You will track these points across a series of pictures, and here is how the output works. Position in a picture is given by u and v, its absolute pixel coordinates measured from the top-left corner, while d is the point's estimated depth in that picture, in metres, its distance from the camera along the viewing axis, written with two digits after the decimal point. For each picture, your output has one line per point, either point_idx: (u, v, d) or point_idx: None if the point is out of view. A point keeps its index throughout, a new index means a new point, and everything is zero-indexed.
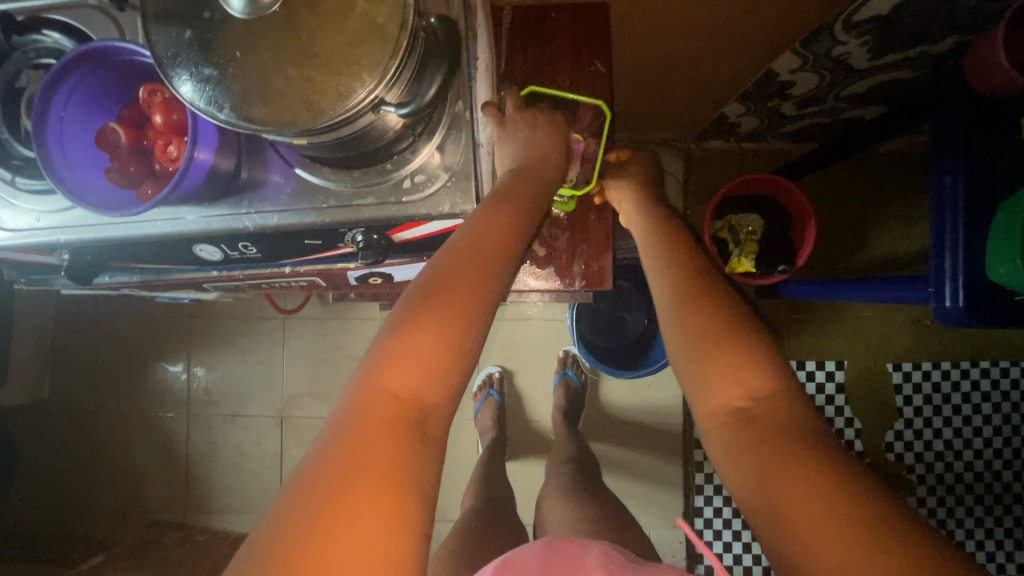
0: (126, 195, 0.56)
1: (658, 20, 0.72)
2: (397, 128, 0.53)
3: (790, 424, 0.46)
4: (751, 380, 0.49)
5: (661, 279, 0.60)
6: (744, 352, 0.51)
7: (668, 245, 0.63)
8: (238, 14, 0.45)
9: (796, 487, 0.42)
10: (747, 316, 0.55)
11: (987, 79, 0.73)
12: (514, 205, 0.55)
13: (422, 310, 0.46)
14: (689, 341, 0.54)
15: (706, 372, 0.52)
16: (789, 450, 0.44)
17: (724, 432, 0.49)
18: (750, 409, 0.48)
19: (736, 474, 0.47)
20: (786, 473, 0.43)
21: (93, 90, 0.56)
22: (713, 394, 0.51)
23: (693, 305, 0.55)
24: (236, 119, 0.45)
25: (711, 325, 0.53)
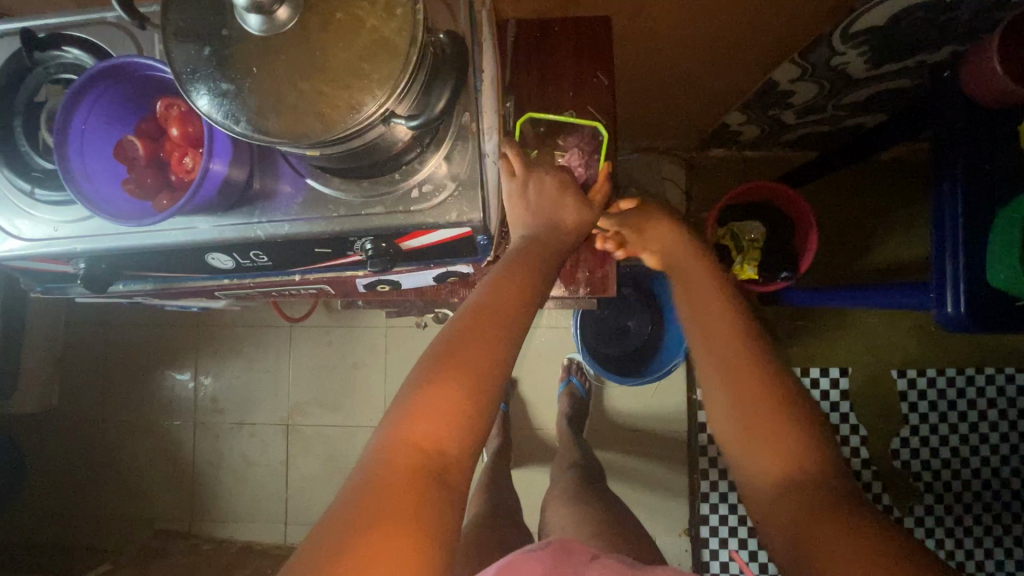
0: (142, 206, 0.58)
1: (660, 33, 0.74)
2: (405, 140, 0.55)
3: (841, 499, 0.48)
4: (799, 450, 0.50)
5: (702, 343, 0.58)
6: (792, 427, 0.51)
7: (712, 299, 0.61)
8: (255, 30, 0.47)
9: (852, 563, 0.44)
10: (788, 378, 0.54)
11: (983, 88, 0.74)
12: (536, 257, 0.57)
13: (465, 343, 0.48)
14: (731, 407, 0.54)
15: (753, 444, 0.52)
16: (844, 528, 0.46)
17: (773, 504, 0.50)
18: (802, 482, 0.49)
19: (789, 548, 0.48)
20: (849, 555, 0.44)
21: (113, 104, 0.58)
22: (760, 471, 0.52)
23: (734, 372, 0.55)
24: (252, 132, 0.47)
25: (758, 395, 0.53)
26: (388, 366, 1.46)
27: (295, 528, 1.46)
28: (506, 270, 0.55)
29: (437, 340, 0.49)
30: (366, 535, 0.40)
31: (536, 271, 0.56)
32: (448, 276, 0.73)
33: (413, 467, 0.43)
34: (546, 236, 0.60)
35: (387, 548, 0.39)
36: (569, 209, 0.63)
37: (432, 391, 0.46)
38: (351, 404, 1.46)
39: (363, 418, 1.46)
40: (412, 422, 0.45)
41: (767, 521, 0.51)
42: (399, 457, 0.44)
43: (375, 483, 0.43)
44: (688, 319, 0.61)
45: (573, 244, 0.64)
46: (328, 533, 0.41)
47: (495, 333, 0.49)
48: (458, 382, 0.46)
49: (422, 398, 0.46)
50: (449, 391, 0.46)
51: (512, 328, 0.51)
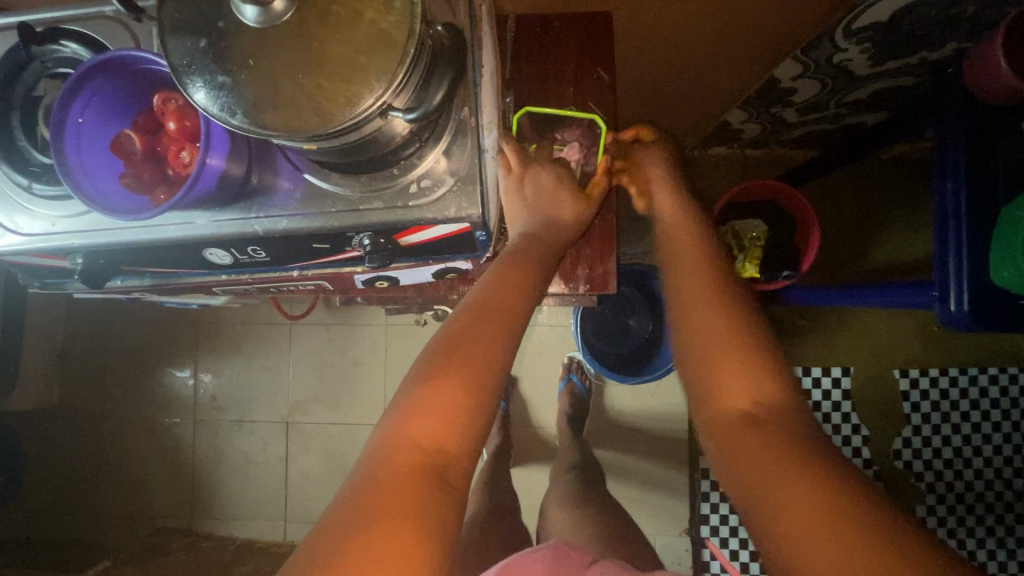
0: (139, 200, 0.57)
1: (661, 29, 0.74)
2: (403, 134, 0.54)
3: (791, 431, 0.47)
4: (757, 385, 0.50)
5: (676, 284, 0.60)
6: (756, 365, 0.51)
7: (690, 251, 0.63)
8: (252, 23, 0.46)
9: (792, 486, 0.43)
10: (758, 323, 0.55)
11: (986, 85, 0.74)
12: (536, 253, 0.57)
13: (466, 340, 0.48)
14: (696, 341, 0.55)
15: (714, 377, 0.52)
16: (786, 457, 0.45)
17: (723, 434, 0.50)
18: (755, 416, 0.49)
19: (733, 474, 0.48)
20: (790, 479, 0.43)
21: (111, 97, 0.58)
22: (718, 401, 0.51)
23: (702, 310, 0.56)
24: (248, 124, 0.46)
25: (723, 331, 0.54)
26: (388, 364, 1.46)
27: (294, 526, 1.46)
28: (506, 267, 0.54)
29: (438, 336, 0.49)
30: (366, 531, 0.40)
31: (536, 268, 0.55)
32: (447, 273, 0.73)
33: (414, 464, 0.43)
34: (547, 232, 0.60)
35: (388, 543, 0.39)
36: (567, 205, 0.63)
37: (433, 389, 0.45)
38: (350, 402, 1.46)
39: (363, 416, 1.46)
40: (413, 417, 0.45)
41: (716, 453, 0.50)
42: (400, 453, 0.43)
43: (375, 479, 0.42)
44: (667, 267, 0.63)
45: (573, 240, 0.63)
46: (328, 529, 0.40)
47: (495, 330, 0.49)
48: (460, 380, 0.46)
49: (422, 393, 0.45)
50: (450, 388, 0.45)
51: (511, 324, 0.50)
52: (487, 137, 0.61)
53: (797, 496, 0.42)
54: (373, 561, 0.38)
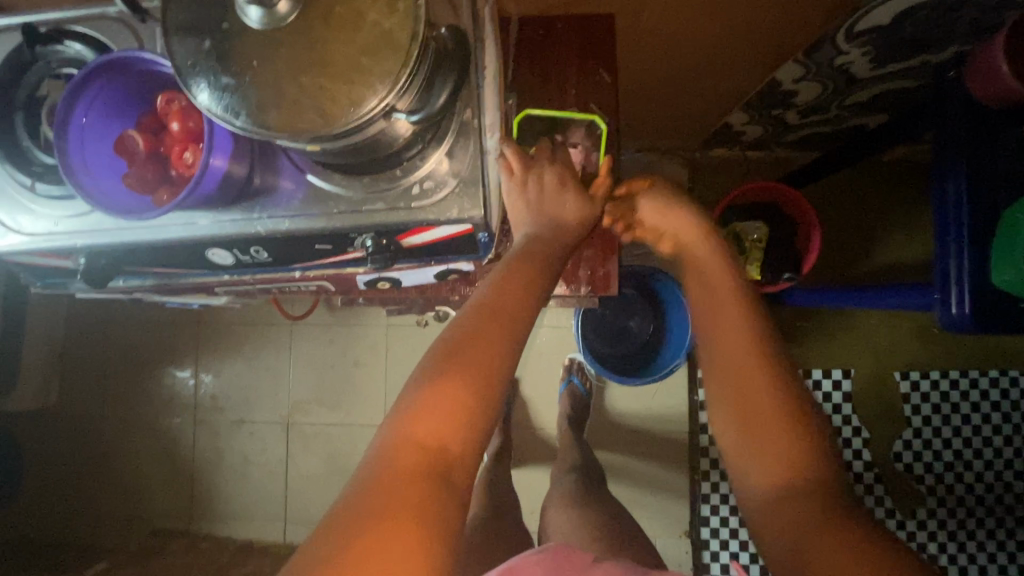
0: (142, 200, 0.58)
1: (663, 31, 0.74)
2: (406, 136, 0.54)
3: (838, 506, 0.48)
4: (799, 455, 0.51)
5: (708, 342, 0.59)
6: (794, 431, 0.52)
7: (722, 297, 0.61)
8: (256, 25, 0.47)
9: (844, 569, 0.44)
10: (795, 381, 0.55)
11: (988, 88, 0.74)
12: (538, 255, 0.57)
13: (470, 343, 0.48)
14: (736, 407, 0.54)
15: (757, 447, 0.52)
16: (834, 534, 0.46)
17: (771, 507, 0.50)
18: (799, 486, 0.50)
19: (779, 549, 0.49)
20: (844, 562, 0.44)
21: (114, 98, 0.58)
22: (759, 471, 0.52)
23: (740, 372, 0.55)
24: (252, 126, 0.46)
25: (764, 398, 0.53)
26: (389, 365, 1.46)
27: (294, 527, 1.46)
28: (509, 269, 0.54)
29: (442, 338, 0.49)
30: (369, 533, 0.39)
31: (539, 271, 0.55)
32: (448, 274, 0.73)
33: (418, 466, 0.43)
34: (550, 234, 0.60)
35: (391, 545, 0.39)
36: (570, 206, 0.63)
37: (436, 390, 0.45)
38: (351, 403, 1.46)
39: (363, 417, 1.45)
40: (416, 419, 0.45)
41: (762, 524, 0.51)
42: (405, 456, 0.43)
43: (378, 481, 0.42)
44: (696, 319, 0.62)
45: (575, 241, 0.63)
46: (331, 529, 0.40)
47: (498, 332, 0.49)
48: (464, 383, 0.46)
49: (427, 395, 0.45)
50: (454, 389, 0.45)
51: (515, 327, 0.50)
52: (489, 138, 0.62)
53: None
54: (377, 563, 0.38)
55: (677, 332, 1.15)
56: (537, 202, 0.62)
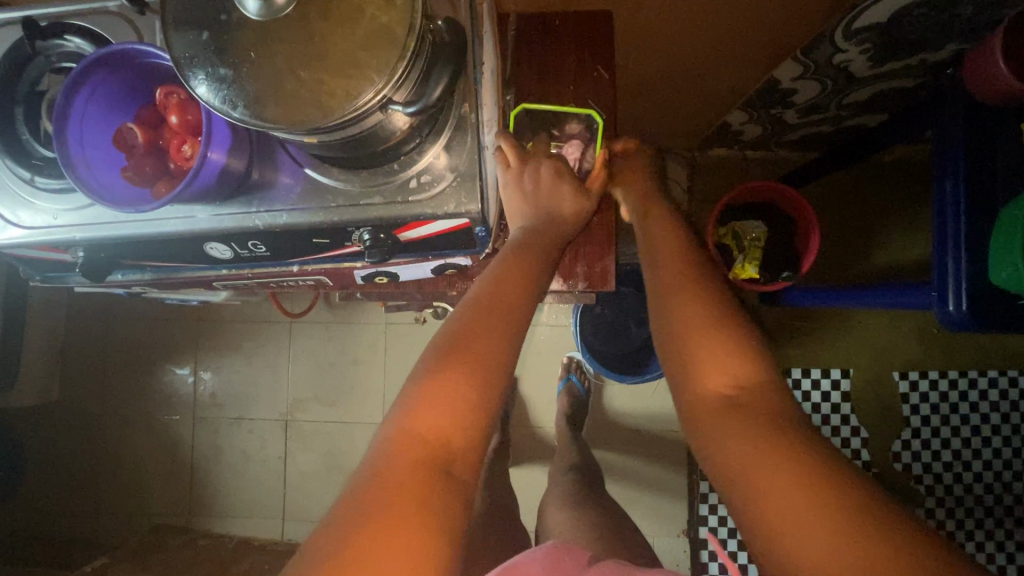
0: (140, 193, 0.58)
1: (660, 28, 0.74)
2: (404, 129, 0.54)
3: (774, 415, 0.45)
4: (736, 368, 0.49)
5: (654, 268, 0.58)
6: (734, 349, 0.49)
7: (667, 236, 0.61)
8: (254, 16, 0.47)
9: (776, 473, 0.41)
10: (733, 306, 0.53)
11: (986, 86, 0.74)
12: (534, 249, 0.57)
13: (466, 335, 0.48)
14: (673, 326, 0.53)
15: (692, 362, 0.50)
16: (768, 441, 0.43)
17: (704, 420, 0.47)
18: (736, 399, 0.47)
19: (715, 462, 0.46)
20: (780, 472, 0.41)
21: (112, 91, 0.58)
22: (698, 389, 0.49)
23: (679, 294, 0.54)
24: (249, 117, 0.47)
25: (703, 318, 0.52)
26: (388, 362, 1.46)
27: (292, 525, 1.46)
28: (506, 263, 0.54)
29: (441, 332, 0.49)
30: (369, 525, 0.40)
31: (538, 265, 0.55)
32: (446, 269, 0.73)
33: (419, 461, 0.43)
34: (547, 227, 0.60)
35: (391, 539, 0.39)
36: (568, 200, 0.63)
37: (433, 384, 0.46)
38: (350, 400, 1.46)
39: (362, 415, 1.46)
40: (417, 414, 0.45)
41: (697, 440, 0.48)
42: (404, 449, 0.44)
43: (378, 475, 0.42)
44: (643, 252, 0.61)
45: (573, 235, 0.63)
46: (331, 522, 0.40)
47: (494, 324, 0.49)
48: (460, 375, 0.46)
49: (427, 391, 0.45)
50: (454, 383, 0.46)
51: (512, 321, 0.50)
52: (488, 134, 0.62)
53: (783, 484, 0.40)
54: (376, 555, 0.39)
55: None
56: (534, 196, 0.62)
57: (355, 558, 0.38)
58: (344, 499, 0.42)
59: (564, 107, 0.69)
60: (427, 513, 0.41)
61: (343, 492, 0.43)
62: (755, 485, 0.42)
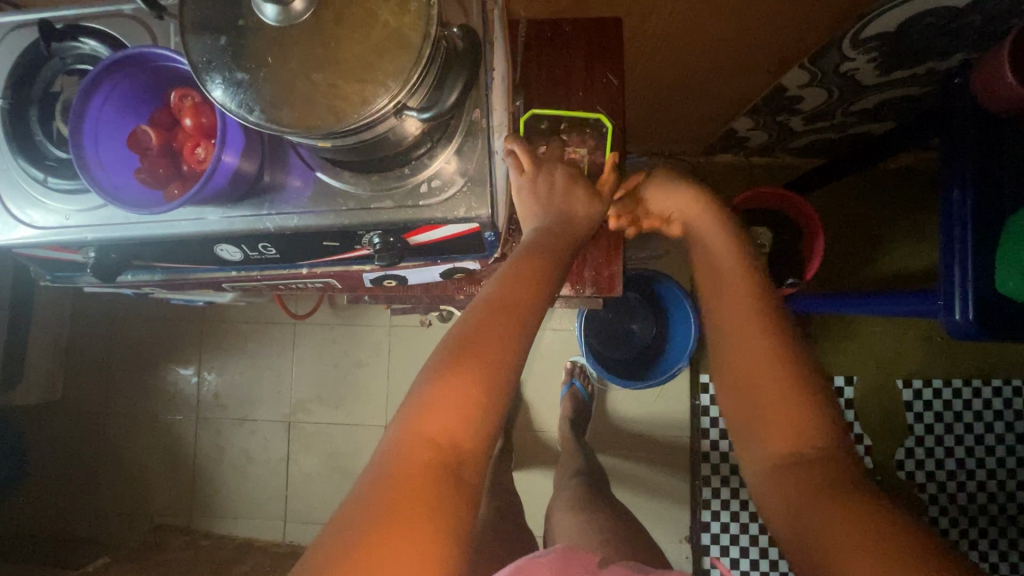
0: (154, 195, 0.58)
1: (669, 36, 0.75)
2: (416, 134, 0.55)
3: (839, 474, 0.47)
4: (802, 422, 0.51)
5: (715, 310, 0.60)
6: (802, 399, 0.52)
7: (730, 267, 0.62)
8: (271, 21, 0.47)
9: (838, 526, 0.44)
10: (800, 355, 0.55)
11: (992, 95, 0.74)
12: (544, 255, 0.57)
13: (478, 339, 0.48)
14: (742, 374, 0.55)
15: (760, 414, 0.53)
16: (834, 497, 0.45)
17: (773, 475, 0.50)
18: (802, 454, 0.50)
19: (782, 516, 0.49)
20: (842, 525, 0.43)
21: (128, 94, 0.59)
22: (767, 439, 0.52)
23: (745, 342, 0.56)
24: (265, 121, 0.47)
25: (767, 369, 0.54)
26: (391, 365, 1.46)
27: (294, 527, 1.46)
28: (516, 267, 0.54)
29: (453, 331, 0.50)
30: (377, 530, 0.40)
31: (548, 269, 0.56)
32: (454, 273, 0.73)
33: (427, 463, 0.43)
34: (557, 232, 0.60)
35: (399, 540, 0.40)
36: (576, 205, 0.63)
37: (442, 388, 0.46)
38: (354, 402, 1.46)
39: (365, 417, 1.46)
40: (425, 415, 0.45)
41: (763, 493, 0.51)
42: (412, 453, 0.44)
43: (386, 476, 0.43)
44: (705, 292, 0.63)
45: (582, 240, 0.63)
46: (339, 527, 0.41)
47: (505, 327, 0.49)
48: (469, 378, 0.46)
49: (437, 392, 0.46)
50: (463, 387, 0.46)
51: (522, 324, 0.50)
52: (498, 140, 0.62)
53: (847, 540, 0.42)
54: (385, 560, 0.39)
55: (677, 337, 1.16)
56: (544, 202, 0.62)
57: (363, 560, 0.39)
58: (352, 499, 0.42)
59: (571, 112, 0.70)
60: (437, 515, 0.41)
61: (351, 493, 0.43)
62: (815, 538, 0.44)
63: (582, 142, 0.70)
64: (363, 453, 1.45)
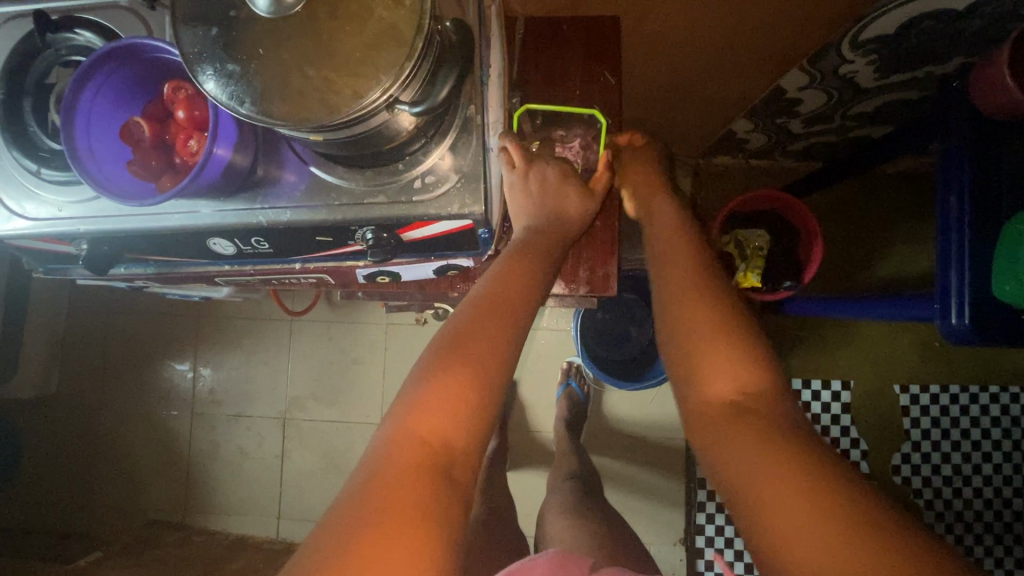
0: (146, 187, 0.58)
1: (667, 36, 0.75)
2: (409, 129, 0.54)
3: (774, 421, 0.47)
4: (741, 374, 0.51)
5: (660, 272, 0.60)
6: (741, 352, 0.52)
7: (672, 235, 0.64)
8: (263, 13, 0.47)
9: (776, 475, 0.43)
10: (741, 313, 0.55)
11: (990, 100, 0.74)
12: (538, 255, 0.56)
13: (470, 338, 0.48)
14: (681, 330, 0.55)
15: (699, 367, 0.52)
16: (777, 448, 0.44)
17: (713, 427, 0.49)
18: (739, 402, 0.49)
19: (722, 466, 0.47)
20: (776, 471, 0.43)
21: (121, 85, 0.59)
22: (708, 390, 0.51)
23: (688, 300, 0.56)
24: (256, 113, 0.47)
25: (710, 324, 0.54)
26: (387, 362, 1.46)
27: (288, 524, 1.45)
28: (510, 266, 0.54)
29: (445, 329, 0.49)
30: (363, 530, 0.40)
31: (541, 267, 0.55)
32: (449, 270, 0.73)
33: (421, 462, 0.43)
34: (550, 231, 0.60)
35: (389, 537, 0.39)
36: (571, 203, 0.63)
37: (433, 387, 0.45)
38: (349, 400, 1.46)
39: (360, 415, 1.45)
40: (416, 414, 0.45)
41: (699, 444, 0.50)
42: (403, 451, 0.43)
43: (378, 471, 0.43)
44: (653, 261, 0.63)
45: (574, 239, 0.63)
46: (327, 526, 0.40)
47: (495, 326, 0.49)
48: (459, 377, 0.46)
49: (426, 392, 0.45)
50: (453, 387, 0.45)
51: (514, 322, 0.50)
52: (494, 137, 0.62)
53: (779, 483, 0.42)
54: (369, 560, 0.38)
55: None
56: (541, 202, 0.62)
57: (356, 560, 0.38)
58: (341, 496, 0.42)
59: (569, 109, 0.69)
60: (432, 511, 0.41)
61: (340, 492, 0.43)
62: (748, 480, 0.44)
63: (580, 139, 0.71)
64: (358, 451, 1.45)
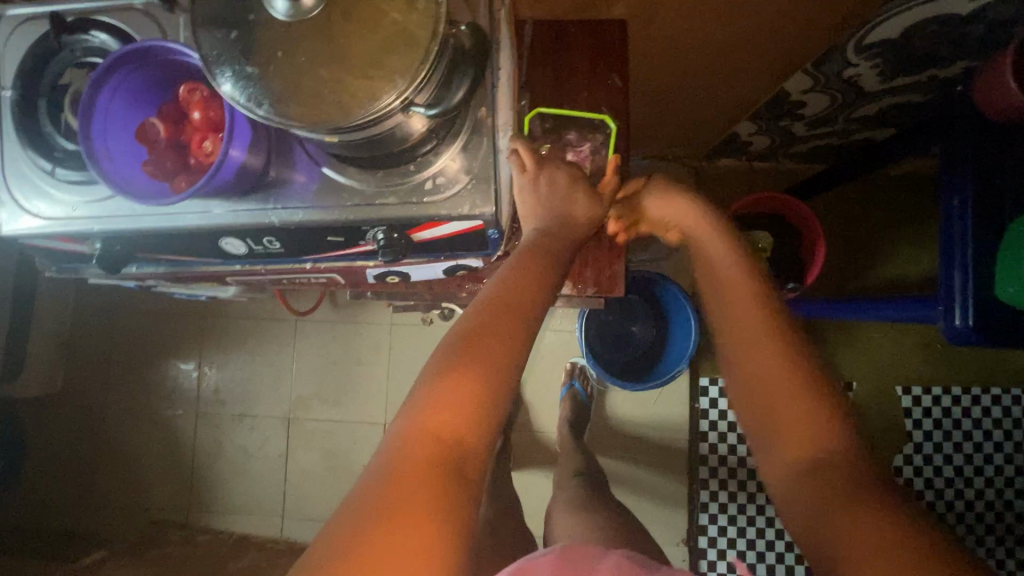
0: (160, 187, 0.59)
1: (674, 39, 0.76)
2: (421, 131, 0.55)
3: (849, 475, 0.48)
4: (815, 424, 0.51)
5: (720, 309, 0.59)
6: (819, 408, 0.51)
7: (729, 267, 0.61)
8: (282, 16, 0.48)
9: (863, 539, 0.43)
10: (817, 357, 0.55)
11: (994, 103, 0.75)
12: (548, 253, 0.57)
13: (482, 334, 0.48)
14: (754, 384, 0.54)
15: (771, 420, 0.53)
16: (860, 509, 0.45)
17: (793, 486, 0.50)
18: (818, 462, 0.49)
19: (804, 526, 0.48)
20: (863, 533, 0.43)
21: (137, 87, 0.59)
22: (782, 447, 0.52)
23: (759, 347, 0.55)
24: (273, 115, 0.47)
25: (782, 371, 0.53)
26: (391, 362, 1.46)
27: (292, 524, 1.46)
28: (521, 265, 0.55)
29: (458, 328, 0.50)
30: (379, 525, 0.40)
31: (553, 267, 0.56)
32: (457, 270, 0.74)
33: (435, 458, 0.44)
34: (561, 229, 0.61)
35: (402, 532, 0.40)
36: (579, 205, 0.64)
37: (445, 384, 0.46)
38: (353, 400, 1.47)
39: (364, 414, 1.46)
40: (429, 411, 0.45)
41: (777, 496, 0.52)
42: (417, 448, 0.44)
43: (393, 466, 0.43)
44: (707, 292, 0.62)
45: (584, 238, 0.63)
46: (343, 522, 0.41)
47: (505, 322, 0.50)
48: (471, 375, 0.46)
49: (438, 390, 0.46)
50: (464, 384, 0.46)
51: (525, 321, 0.51)
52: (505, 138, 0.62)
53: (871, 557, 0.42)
54: (386, 554, 0.39)
55: (677, 339, 1.16)
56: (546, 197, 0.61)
57: (372, 555, 0.39)
58: (356, 491, 0.43)
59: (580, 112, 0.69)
60: (446, 505, 0.42)
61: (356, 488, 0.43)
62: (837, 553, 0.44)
63: (591, 143, 0.71)
64: (363, 451, 1.45)
